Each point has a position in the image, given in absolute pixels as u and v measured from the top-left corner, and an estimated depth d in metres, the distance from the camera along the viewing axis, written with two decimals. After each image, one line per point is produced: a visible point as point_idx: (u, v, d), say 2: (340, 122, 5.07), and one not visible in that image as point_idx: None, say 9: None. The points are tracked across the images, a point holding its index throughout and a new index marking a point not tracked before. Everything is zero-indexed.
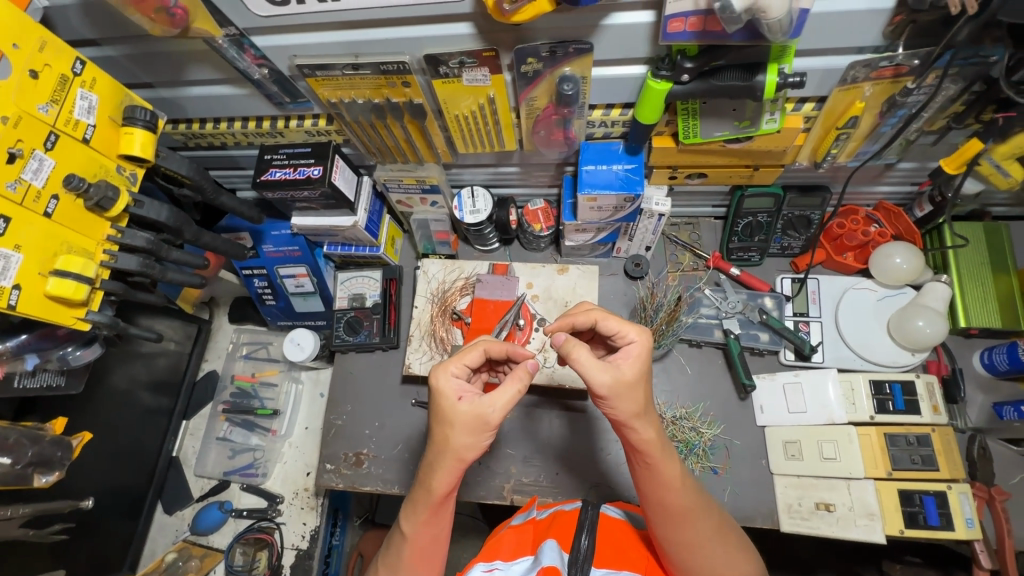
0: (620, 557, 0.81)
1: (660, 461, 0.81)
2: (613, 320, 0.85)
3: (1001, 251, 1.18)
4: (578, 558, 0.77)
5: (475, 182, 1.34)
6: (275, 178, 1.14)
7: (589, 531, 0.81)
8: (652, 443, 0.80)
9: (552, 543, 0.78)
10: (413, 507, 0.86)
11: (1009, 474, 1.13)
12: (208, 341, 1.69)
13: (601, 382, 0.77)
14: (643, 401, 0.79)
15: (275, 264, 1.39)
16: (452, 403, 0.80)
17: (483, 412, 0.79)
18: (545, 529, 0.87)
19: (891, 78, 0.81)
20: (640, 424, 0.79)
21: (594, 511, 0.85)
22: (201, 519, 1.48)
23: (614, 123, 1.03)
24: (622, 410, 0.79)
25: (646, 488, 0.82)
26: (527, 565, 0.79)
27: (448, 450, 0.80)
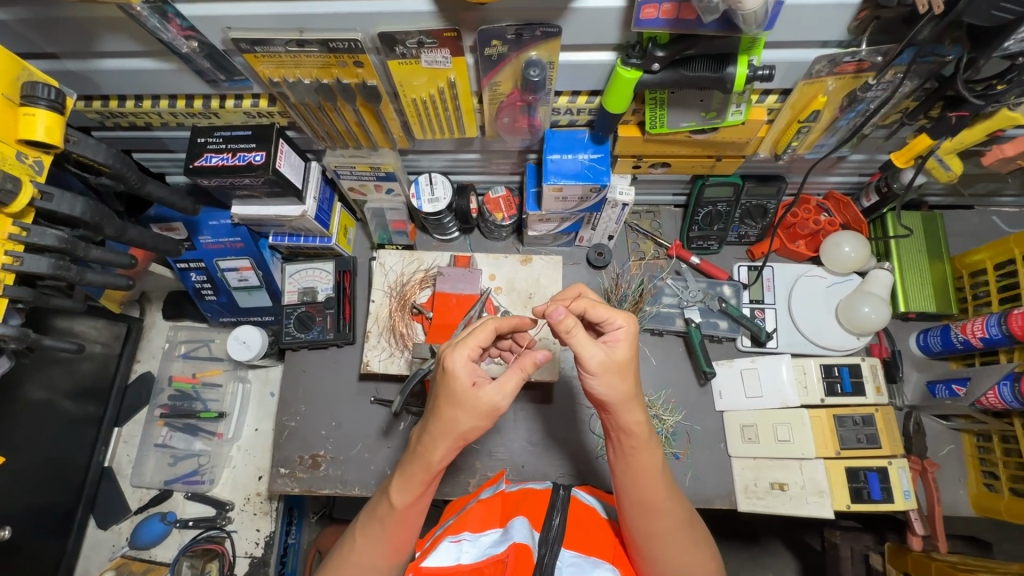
0: (591, 540, 0.81)
1: (642, 448, 0.81)
2: (600, 306, 0.80)
3: (937, 239, 1.25)
4: (548, 537, 0.77)
5: (433, 169, 1.27)
6: (210, 164, 1.03)
7: (561, 513, 0.81)
8: (637, 427, 0.79)
9: (524, 521, 0.76)
10: (407, 480, 0.84)
11: (939, 446, 1.22)
12: (140, 340, 1.55)
13: (594, 361, 0.75)
14: (632, 384, 0.77)
15: (214, 256, 1.28)
16: (466, 387, 0.76)
17: (497, 404, 0.76)
18: (516, 504, 0.84)
19: (853, 73, 0.81)
20: (630, 407, 0.78)
21: (567, 492, 0.85)
22: (142, 533, 1.38)
23: (580, 111, 0.99)
24: (614, 392, 0.77)
25: (623, 476, 0.83)
26: (496, 538, 0.75)
27: (453, 429, 0.78)
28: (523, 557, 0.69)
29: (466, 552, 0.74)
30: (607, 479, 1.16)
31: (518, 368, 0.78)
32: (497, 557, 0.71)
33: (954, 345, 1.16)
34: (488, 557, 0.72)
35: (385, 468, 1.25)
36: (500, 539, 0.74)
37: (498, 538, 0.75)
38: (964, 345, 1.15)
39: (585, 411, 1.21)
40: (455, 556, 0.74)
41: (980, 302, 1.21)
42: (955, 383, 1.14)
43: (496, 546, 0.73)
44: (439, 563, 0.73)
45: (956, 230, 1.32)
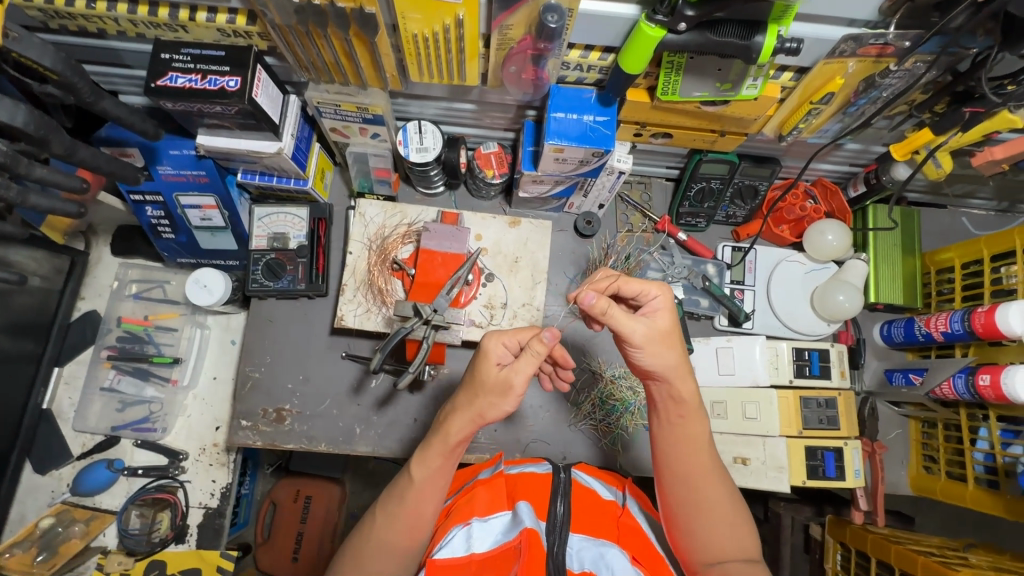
0: (597, 521, 0.83)
1: (684, 416, 0.84)
2: (634, 283, 0.83)
3: (912, 235, 1.29)
4: (555, 524, 0.80)
5: (423, 116, 1.19)
6: (175, 85, 0.92)
7: (564, 498, 0.83)
8: (687, 395, 0.83)
9: (529, 506, 0.81)
10: (425, 452, 0.84)
11: (888, 429, 1.30)
12: (84, 276, 1.42)
13: (639, 333, 0.78)
14: (677, 352, 0.81)
15: (174, 190, 1.16)
16: (494, 369, 0.80)
17: (520, 386, 0.78)
18: (517, 486, 0.87)
19: (875, 57, 0.80)
20: (680, 374, 0.81)
21: (567, 477, 0.87)
22: (85, 479, 1.30)
23: (590, 68, 0.94)
24: (661, 360, 0.80)
25: (664, 445, 0.86)
26: (506, 524, 0.80)
27: (473, 404, 0.82)
28: (534, 542, 0.74)
29: (478, 540, 0.78)
30: (580, 447, 1.22)
31: (533, 351, 0.78)
32: (510, 544, 0.76)
33: (915, 337, 1.22)
34: (503, 545, 0.76)
35: (355, 425, 1.21)
36: (510, 526, 0.79)
37: (507, 525, 0.80)
38: (925, 338, 1.20)
39: (563, 379, 1.25)
40: (467, 545, 0.78)
41: (944, 298, 1.26)
42: (912, 372, 1.21)
43: (508, 534, 0.78)
44: (452, 554, 0.77)
45: (927, 228, 1.36)
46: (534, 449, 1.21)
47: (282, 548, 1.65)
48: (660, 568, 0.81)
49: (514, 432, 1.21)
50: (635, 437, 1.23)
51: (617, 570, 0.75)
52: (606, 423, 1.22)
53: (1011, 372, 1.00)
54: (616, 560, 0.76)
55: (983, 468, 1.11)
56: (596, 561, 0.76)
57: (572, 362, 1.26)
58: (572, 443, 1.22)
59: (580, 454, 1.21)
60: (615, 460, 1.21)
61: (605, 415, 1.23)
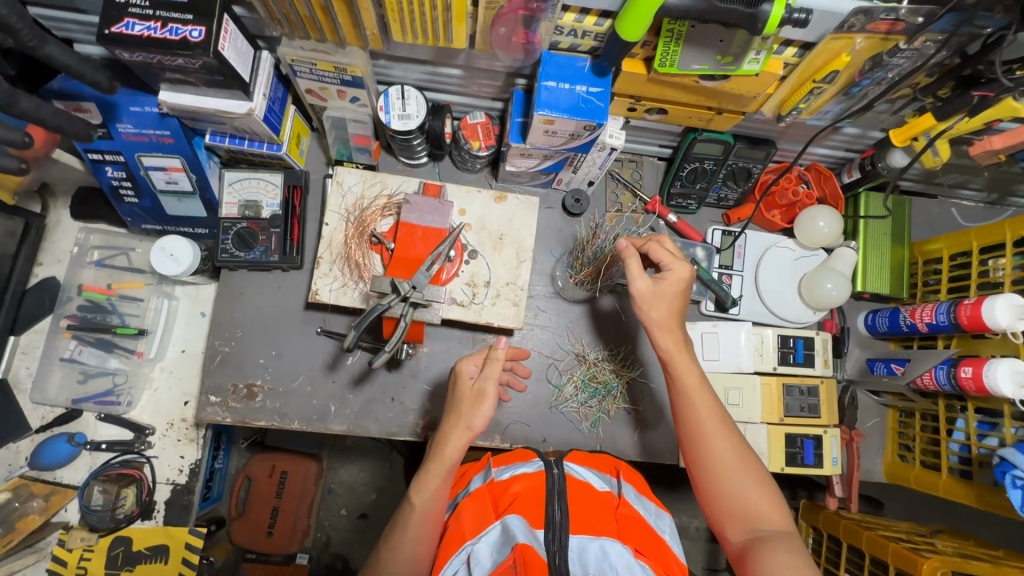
0: (595, 517, 0.81)
1: (688, 374, 0.93)
2: (664, 249, 0.96)
3: (903, 224, 1.27)
4: (554, 530, 0.78)
5: (406, 81, 1.12)
6: (131, 32, 0.84)
7: (560, 500, 0.82)
8: (672, 350, 0.94)
9: (522, 518, 0.77)
10: (423, 476, 0.87)
11: (867, 418, 1.30)
12: (42, 240, 1.34)
13: (641, 286, 0.94)
14: (667, 311, 0.94)
15: (136, 150, 1.08)
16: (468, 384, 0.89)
17: (489, 392, 0.86)
18: (509, 496, 0.84)
19: (885, 33, 0.76)
20: (665, 331, 0.94)
21: (560, 473, 0.86)
22: (44, 453, 1.25)
23: (585, 34, 0.88)
24: (651, 315, 0.94)
25: (680, 408, 0.93)
26: (497, 541, 0.75)
27: (461, 421, 0.87)
28: (530, 555, 0.69)
29: (474, 565, 0.73)
30: (562, 430, 1.20)
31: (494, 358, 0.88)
32: (504, 563, 0.70)
33: (900, 328, 1.21)
34: (497, 567, 0.70)
35: (329, 403, 1.17)
36: (502, 543, 0.74)
37: (499, 538, 0.75)
38: (909, 329, 1.20)
39: (544, 361, 1.23)
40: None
41: (930, 289, 1.25)
42: (894, 362, 1.21)
43: (501, 551, 0.73)
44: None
45: (917, 218, 1.35)
46: (514, 432, 1.18)
47: (256, 524, 1.62)
48: (663, 555, 0.80)
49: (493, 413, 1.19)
50: (617, 420, 1.21)
51: (620, 570, 0.72)
52: (588, 406, 1.20)
53: (993, 365, 1.00)
54: (618, 554, 0.75)
55: (958, 458, 1.12)
56: (600, 562, 0.74)
57: (554, 343, 1.24)
58: (553, 426, 1.19)
59: (560, 436, 1.19)
60: (596, 444, 1.19)
61: (587, 398, 1.21)
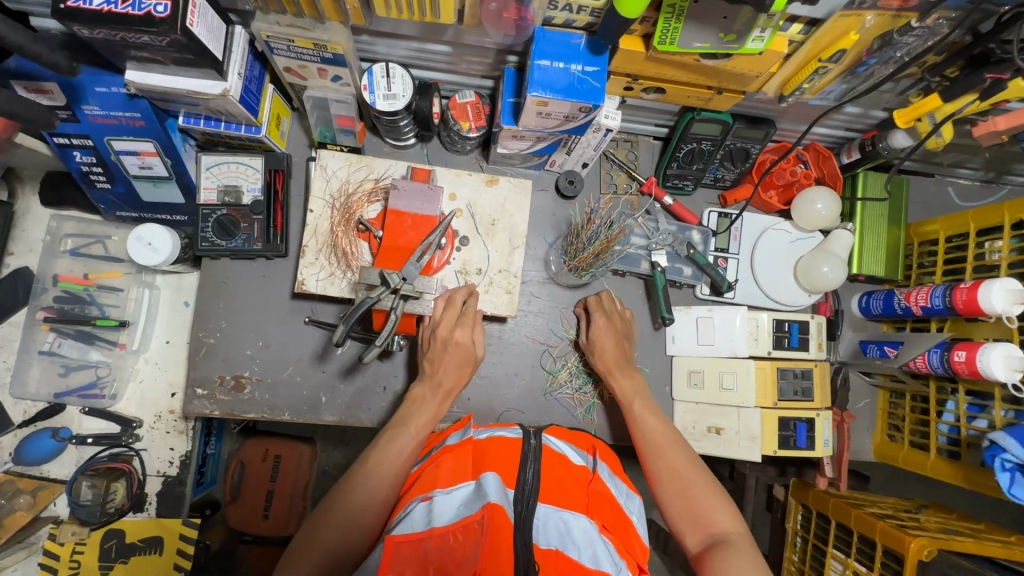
0: (566, 487, 0.80)
1: (646, 406, 1.04)
2: (608, 304, 1.14)
3: (900, 205, 1.25)
4: (523, 493, 0.77)
5: (391, 58, 1.06)
6: (90, 7, 0.77)
7: (533, 464, 0.81)
8: (625, 389, 1.06)
9: (497, 476, 0.76)
10: (421, 400, 0.97)
11: (858, 399, 1.31)
12: (11, 229, 1.28)
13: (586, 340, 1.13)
14: (616, 352, 1.10)
15: (105, 134, 1.02)
16: (469, 347, 1.01)
17: (468, 342, 1.00)
18: (484, 453, 0.83)
19: (896, 10, 0.73)
20: (614, 372, 1.08)
21: (537, 442, 0.85)
22: (29, 449, 1.23)
23: (581, 9, 0.83)
24: (601, 360, 1.10)
25: (640, 433, 1.01)
26: (469, 496, 0.75)
27: (450, 358, 1.00)
28: (499, 516, 0.69)
29: (439, 513, 0.73)
30: (557, 417, 1.19)
31: (455, 304, 1.02)
32: (472, 518, 0.70)
33: (894, 310, 1.21)
34: (460, 521, 0.71)
35: (320, 394, 1.15)
36: (473, 499, 0.74)
37: (470, 496, 0.75)
38: (903, 311, 1.20)
39: (537, 348, 1.21)
40: (426, 519, 0.73)
41: (925, 271, 1.25)
42: (887, 345, 1.21)
43: (469, 506, 0.73)
44: (410, 530, 0.72)
45: (915, 197, 1.33)
46: (508, 418, 1.18)
47: (251, 508, 1.62)
48: (626, 533, 0.80)
49: (487, 400, 1.18)
50: (611, 407, 1.20)
51: (583, 545, 0.72)
52: (582, 392, 1.19)
53: (987, 349, 1.00)
54: (581, 530, 0.74)
55: (947, 439, 1.14)
56: (562, 537, 0.73)
57: (547, 330, 1.22)
58: (548, 412, 1.19)
59: (554, 422, 1.19)
60: (591, 429, 1.19)
61: (582, 384, 1.20)
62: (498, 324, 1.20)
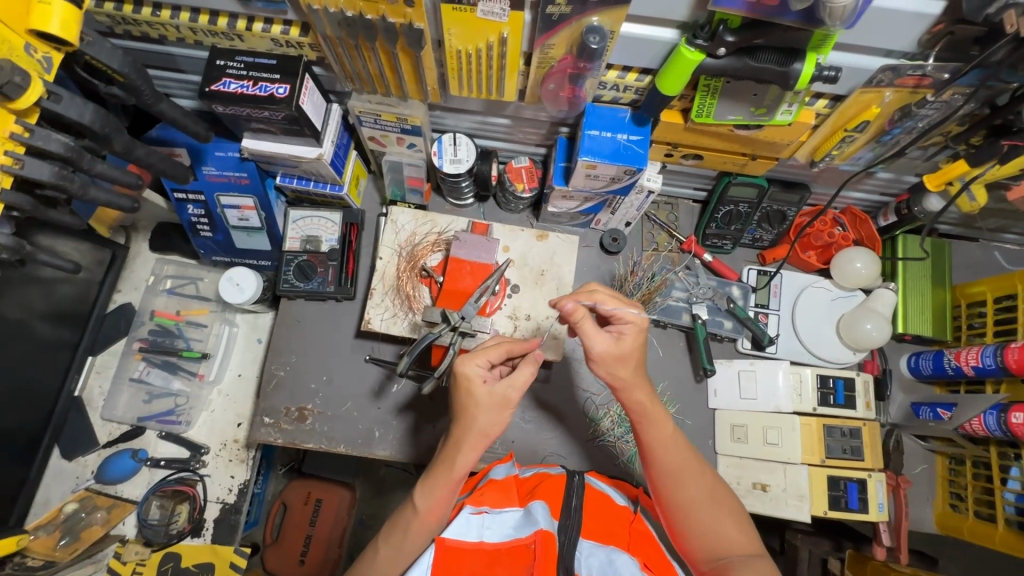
0: (608, 525, 0.84)
1: (662, 446, 0.87)
2: (611, 297, 0.88)
3: (943, 267, 1.27)
4: (568, 523, 0.81)
5: (458, 129, 1.22)
6: (229, 90, 0.96)
7: (578, 497, 0.85)
8: (640, 402, 0.88)
9: (545, 506, 0.82)
10: (431, 482, 0.85)
11: (914, 464, 1.27)
12: (123, 270, 1.47)
13: (602, 349, 0.85)
14: (634, 369, 0.87)
15: (216, 190, 1.21)
16: (479, 386, 0.84)
17: (468, 373, 0.85)
18: (533, 487, 0.90)
19: (912, 88, 0.81)
20: (636, 384, 0.87)
21: (581, 479, 0.89)
22: (110, 468, 1.33)
23: (626, 89, 0.96)
24: (617, 373, 0.87)
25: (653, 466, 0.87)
26: (518, 520, 0.82)
27: (472, 426, 0.84)
28: (550, 543, 0.76)
29: (489, 530, 0.81)
30: (599, 463, 1.21)
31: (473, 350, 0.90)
32: (524, 542, 0.77)
33: (944, 371, 1.20)
34: (514, 540, 0.78)
35: (374, 428, 1.22)
36: (524, 523, 0.80)
37: (520, 520, 0.81)
38: (954, 371, 1.18)
39: (580, 395, 1.25)
40: (477, 533, 0.81)
41: (974, 332, 1.24)
42: (940, 407, 1.18)
43: (521, 529, 0.79)
44: (463, 538, 0.80)
45: (960, 260, 1.35)
46: (551, 463, 1.20)
47: (291, 550, 1.64)
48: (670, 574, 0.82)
49: (531, 443, 1.21)
50: None
51: None
52: (624, 440, 1.22)
53: None
54: (624, 564, 0.76)
55: (1014, 509, 1.08)
56: (604, 568, 0.76)
57: (589, 377, 1.27)
58: (589, 458, 1.21)
59: (596, 468, 1.20)
60: (631, 477, 1.21)
61: (624, 431, 1.23)
62: (543, 370, 1.26)
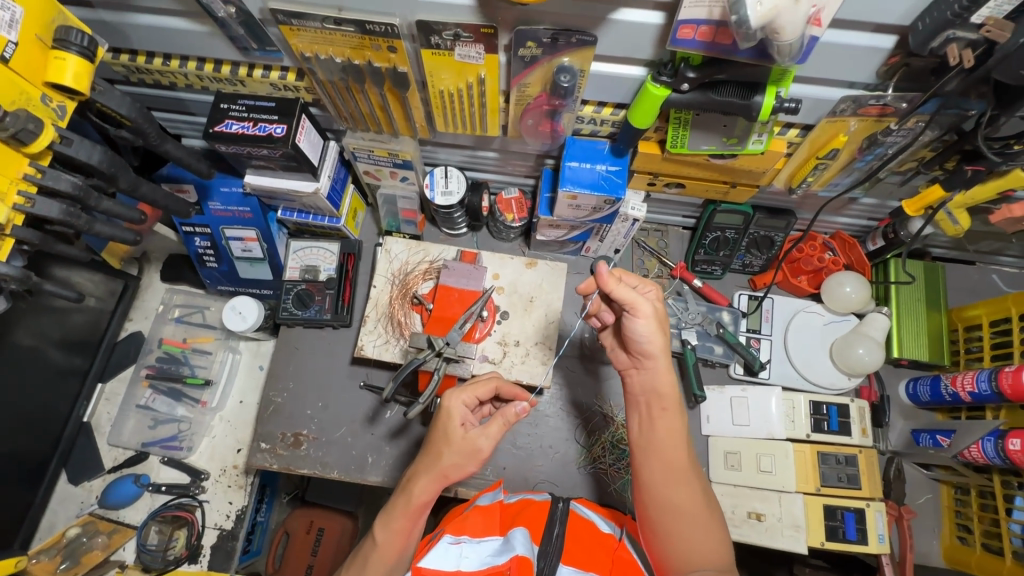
0: (590, 552, 0.84)
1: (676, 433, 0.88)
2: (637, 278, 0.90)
3: (937, 290, 1.26)
4: (547, 551, 0.83)
5: (450, 162, 1.28)
6: (230, 130, 1.03)
7: (560, 527, 0.86)
8: (665, 388, 0.89)
9: (525, 532, 0.82)
10: (389, 514, 0.86)
11: (917, 493, 1.23)
12: (134, 300, 1.54)
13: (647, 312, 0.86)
14: (664, 348, 0.89)
15: (221, 223, 1.28)
16: (457, 429, 0.86)
17: (452, 407, 0.87)
18: (515, 514, 0.90)
19: (876, 116, 0.83)
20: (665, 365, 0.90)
21: (565, 506, 0.90)
22: (113, 493, 1.37)
23: (604, 122, 1.00)
24: (653, 344, 0.88)
25: (662, 452, 0.87)
26: (497, 547, 0.81)
27: (437, 464, 0.85)
28: (525, 568, 0.75)
29: (468, 558, 0.81)
30: (590, 491, 1.20)
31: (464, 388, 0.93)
32: (499, 568, 0.77)
33: (942, 397, 1.18)
34: (490, 567, 0.77)
35: (367, 454, 1.24)
36: (502, 550, 0.80)
37: (498, 548, 0.81)
38: (953, 397, 1.16)
39: (572, 421, 1.26)
40: (456, 562, 0.80)
41: (972, 356, 1.22)
42: (939, 433, 1.16)
43: (497, 556, 0.79)
44: (440, 566, 0.79)
45: (957, 284, 1.33)
46: (542, 490, 1.20)
47: None
48: None
49: (521, 470, 1.21)
50: None
51: None
52: (616, 467, 1.21)
53: None
54: None
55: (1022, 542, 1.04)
56: None
57: (580, 403, 1.27)
58: (581, 486, 1.20)
59: (586, 496, 1.20)
60: (623, 505, 1.19)
61: (616, 458, 1.22)
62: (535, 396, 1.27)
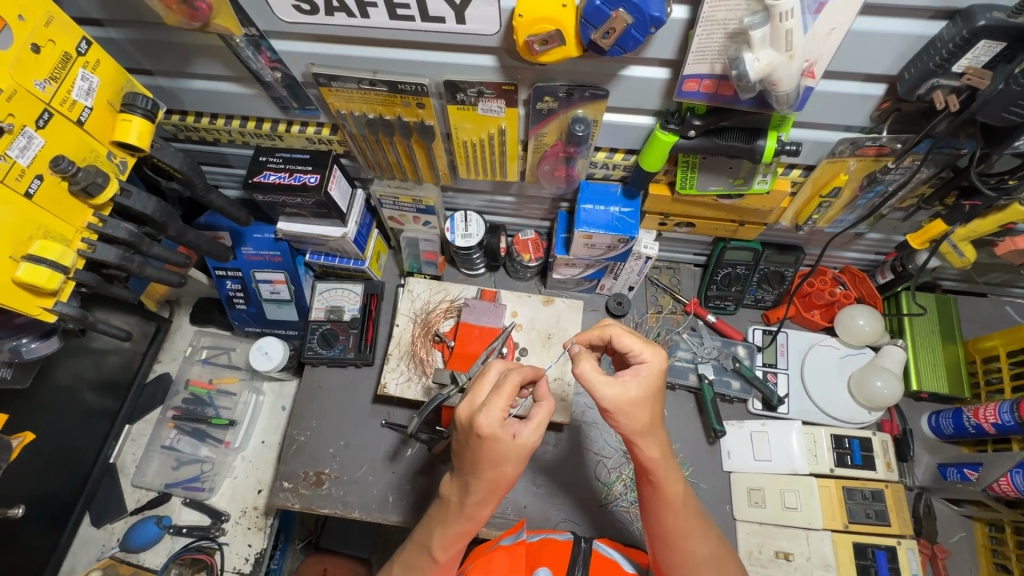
0: None
1: (669, 506, 0.85)
2: (633, 337, 0.83)
3: (951, 322, 1.27)
4: None
5: (469, 207, 1.35)
6: (267, 180, 1.10)
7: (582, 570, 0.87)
8: (651, 464, 0.82)
9: None
10: (444, 531, 0.84)
11: (950, 532, 1.20)
12: (164, 341, 1.60)
13: (611, 397, 0.78)
14: (648, 419, 0.80)
15: (252, 267, 1.35)
16: (509, 442, 0.75)
17: (492, 425, 0.74)
18: (538, 554, 0.90)
19: (874, 156, 0.89)
20: (649, 438, 0.81)
21: (587, 546, 0.91)
22: (135, 536, 1.37)
23: (616, 166, 1.07)
24: (627, 425, 0.80)
25: (659, 519, 0.86)
26: None
27: (496, 482, 0.78)
28: None
29: None
30: (612, 530, 1.19)
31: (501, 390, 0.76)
32: None
33: (966, 429, 1.17)
34: None
35: (388, 493, 1.25)
36: None
37: None
38: (976, 430, 1.15)
39: (592, 458, 1.25)
40: None
41: (993, 388, 1.22)
42: (966, 467, 1.14)
43: None
44: None
45: (970, 316, 1.35)
46: (563, 529, 1.19)
47: None
48: None
49: (543, 509, 1.20)
50: None
51: None
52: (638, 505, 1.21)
53: None
54: None
55: None
56: None
57: (599, 441, 1.27)
58: (603, 524, 1.19)
59: (608, 535, 1.19)
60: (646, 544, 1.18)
61: (637, 496, 1.22)
62: (554, 433, 1.28)
